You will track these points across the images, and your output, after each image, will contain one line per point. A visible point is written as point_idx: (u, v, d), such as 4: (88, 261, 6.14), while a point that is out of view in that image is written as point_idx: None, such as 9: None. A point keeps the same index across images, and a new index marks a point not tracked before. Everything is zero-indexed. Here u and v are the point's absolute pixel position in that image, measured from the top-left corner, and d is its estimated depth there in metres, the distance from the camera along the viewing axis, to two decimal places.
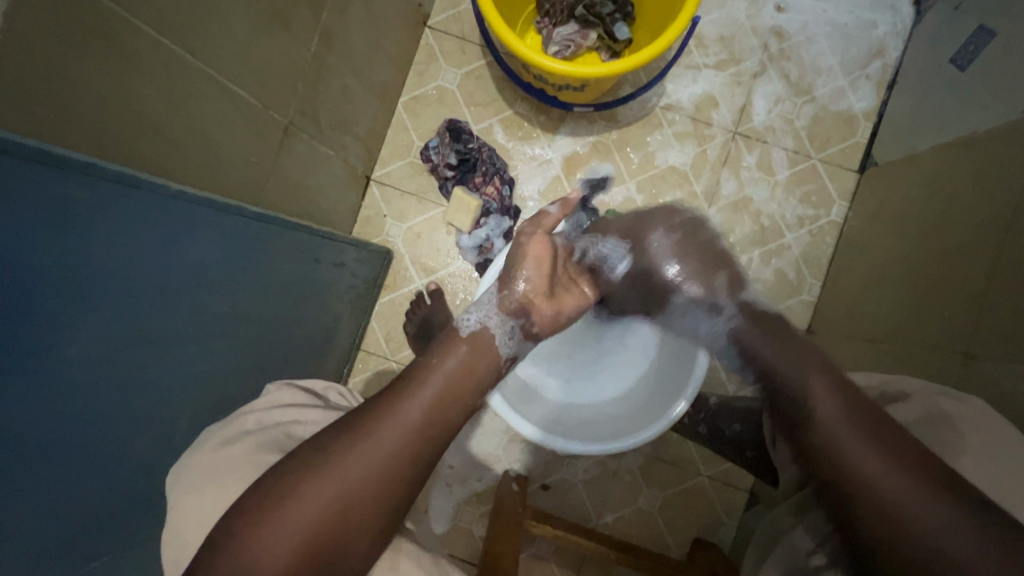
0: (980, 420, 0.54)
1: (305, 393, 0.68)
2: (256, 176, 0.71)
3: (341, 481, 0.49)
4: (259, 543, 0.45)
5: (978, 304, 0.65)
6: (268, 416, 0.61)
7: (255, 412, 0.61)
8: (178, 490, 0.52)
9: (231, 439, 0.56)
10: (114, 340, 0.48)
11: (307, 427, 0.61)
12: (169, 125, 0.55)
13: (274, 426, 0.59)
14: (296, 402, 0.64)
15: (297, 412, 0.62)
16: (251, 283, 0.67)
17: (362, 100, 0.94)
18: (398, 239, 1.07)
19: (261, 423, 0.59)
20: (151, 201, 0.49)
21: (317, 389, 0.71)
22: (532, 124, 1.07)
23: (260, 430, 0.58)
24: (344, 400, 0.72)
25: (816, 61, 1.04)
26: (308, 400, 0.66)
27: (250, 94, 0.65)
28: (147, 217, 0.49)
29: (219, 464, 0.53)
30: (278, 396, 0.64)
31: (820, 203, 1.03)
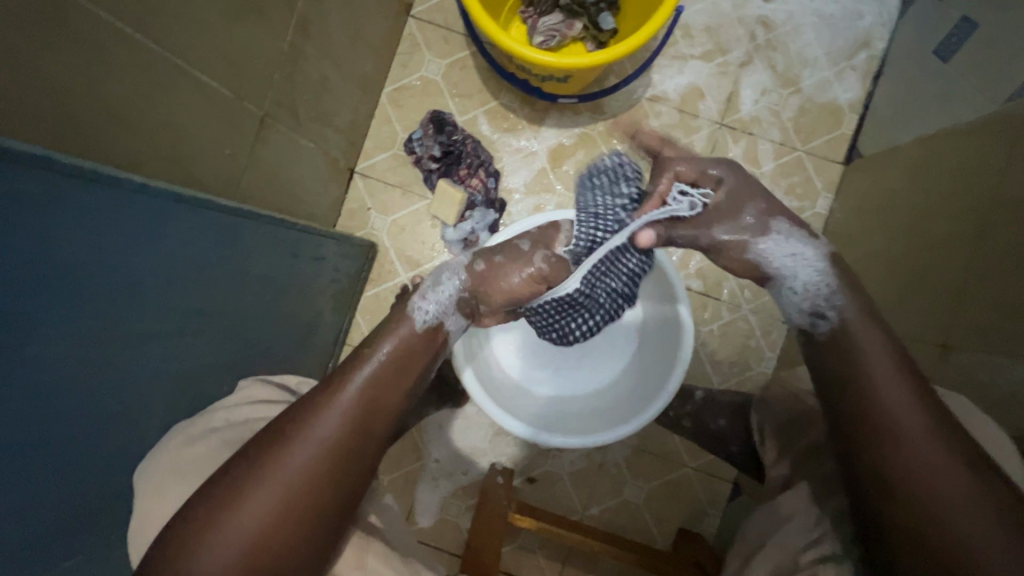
0: (956, 416, 0.54)
1: (277, 390, 0.67)
2: (231, 170, 0.70)
3: (280, 481, 0.48)
4: (211, 548, 0.44)
5: (958, 296, 0.65)
6: (235, 413, 0.60)
7: (224, 410, 0.60)
8: (148, 486, 0.52)
9: (194, 438, 0.55)
10: (84, 337, 0.47)
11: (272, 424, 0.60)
12: (137, 117, 0.53)
13: (241, 424, 0.59)
14: (267, 398, 0.64)
15: (265, 409, 0.61)
16: (225, 279, 0.66)
17: (343, 91, 0.93)
18: (382, 233, 1.06)
19: (227, 421, 0.58)
20: (120, 195, 0.48)
21: (290, 385, 0.71)
22: (517, 116, 1.06)
23: (230, 429, 0.57)
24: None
25: (801, 51, 1.04)
26: (280, 397, 0.66)
27: (223, 85, 0.63)
28: (115, 211, 0.48)
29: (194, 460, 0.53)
30: (248, 392, 0.64)
31: (805, 194, 1.03)
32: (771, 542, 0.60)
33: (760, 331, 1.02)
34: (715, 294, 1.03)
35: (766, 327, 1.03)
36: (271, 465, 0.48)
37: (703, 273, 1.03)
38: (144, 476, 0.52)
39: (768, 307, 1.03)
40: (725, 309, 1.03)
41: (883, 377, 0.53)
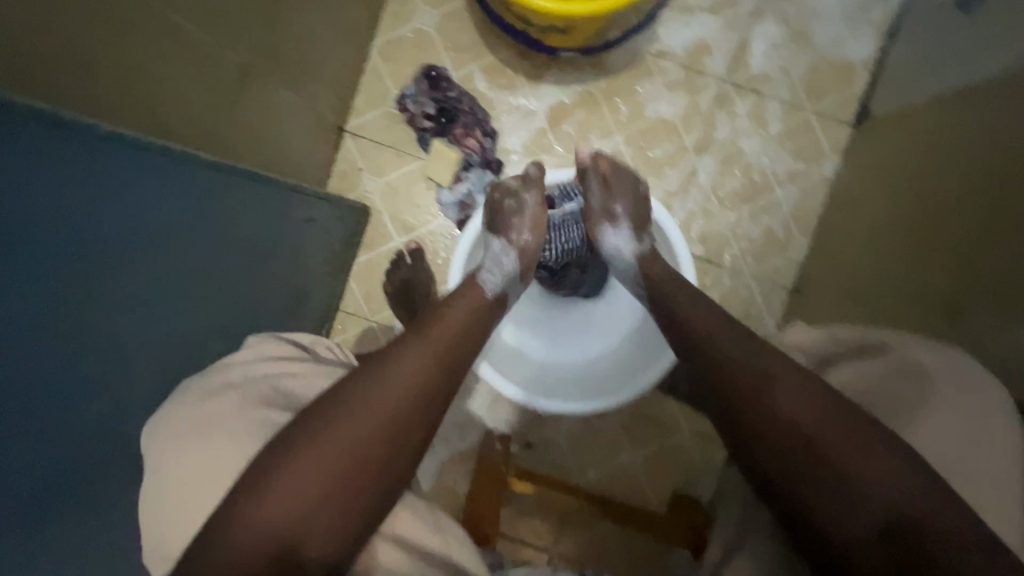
0: (950, 370, 0.52)
1: (292, 346, 0.61)
2: (212, 124, 0.65)
3: (366, 422, 0.51)
4: (303, 463, 0.48)
5: (968, 258, 0.64)
6: (252, 369, 0.56)
7: (235, 364, 0.56)
8: (166, 439, 0.50)
9: (213, 392, 0.53)
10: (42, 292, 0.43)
11: (295, 381, 0.57)
12: (110, 65, 0.49)
13: (261, 379, 0.56)
14: (282, 354, 0.59)
15: (283, 366, 0.58)
16: (208, 238, 0.62)
17: (331, 42, 0.87)
18: (374, 194, 1.02)
19: (246, 376, 0.55)
20: (69, 141, 0.44)
21: (304, 343, 0.63)
22: (515, 72, 1.00)
23: (243, 384, 0.54)
24: (334, 355, 0.64)
25: (814, 4, 0.99)
26: (295, 354, 0.60)
27: (201, 29, 0.58)
28: (66, 157, 0.44)
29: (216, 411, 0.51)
30: (260, 346, 0.59)
31: (812, 157, 1.00)
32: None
33: (760, 297, 1.01)
34: (716, 259, 1.01)
35: (767, 293, 1.01)
36: (359, 391, 0.53)
37: (705, 238, 1.01)
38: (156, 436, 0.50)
39: (770, 274, 1.01)
40: (726, 275, 1.01)
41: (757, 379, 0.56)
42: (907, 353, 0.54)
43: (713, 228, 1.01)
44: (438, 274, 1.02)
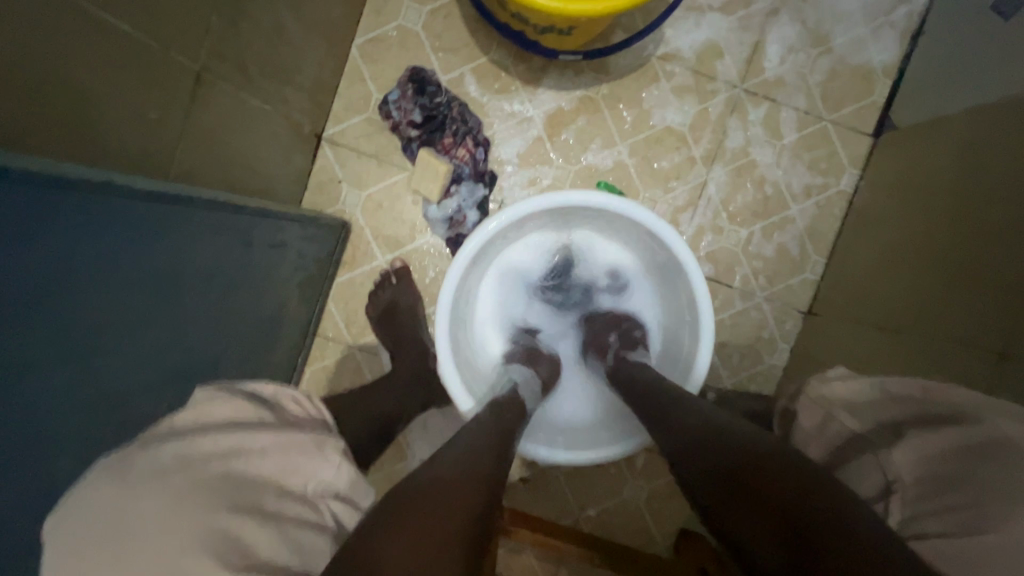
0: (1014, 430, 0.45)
1: (247, 404, 0.50)
2: (165, 142, 0.56)
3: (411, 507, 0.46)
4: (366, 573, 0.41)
5: (1018, 295, 0.56)
6: (195, 446, 0.43)
7: (174, 438, 0.43)
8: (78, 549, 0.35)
9: (162, 473, 0.39)
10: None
11: (251, 462, 0.45)
12: (37, 85, 0.40)
13: (211, 464, 0.42)
14: (234, 418, 0.47)
15: (237, 439, 0.45)
16: (159, 282, 0.53)
17: (306, 42, 0.78)
18: (356, 209, 0.93)
19: (188, 458, 0.41)
20: (7, 194, 0.36)
21: (264, 394, 0.53)
22: (510, 75, 0.92)
23: (192, 471, 0.41)
24: (303, 410, 0.54)
25: (834, 5, 0.91)
26: (254, 420, 0.48)
27: (144, 32, 0.49)
28: (6, 216, 0.36)
29: (147, 524, 0.36)
30: (206, 410, 0.47)
31: (829, 170, 0.93)
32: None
33: (774, 321, 0.94)
34: (726, 280, 0.94)
35: (781, 317, 0.94)
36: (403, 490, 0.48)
37: (715, 256, 0.94)
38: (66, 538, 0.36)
39: (784, 296, 0.94)
40: (737, 297, 0.94)
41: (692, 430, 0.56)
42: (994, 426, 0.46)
43: (723, 246, 0.94)
44: (426, 296, 0.94)
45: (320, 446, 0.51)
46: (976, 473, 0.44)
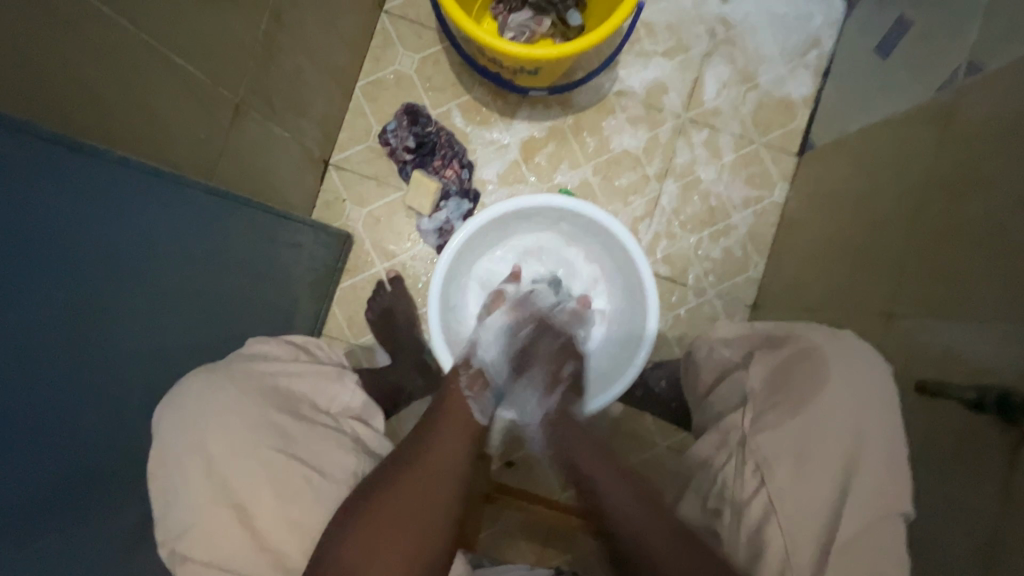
0: (846, 353, 0.62)
1: (288, 346, 0.73)
2: (207, 155, 0.70)
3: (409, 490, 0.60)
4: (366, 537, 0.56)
5: (901, 267, 0.70)
6: (255, 367, 0.65)
7: (242, 360, 0.66)
8: (185, 412, 0.57)
9: (236, 376, 0.62)
10: (54, 308, 0.47)
11: (291, 380, 0.67)
12: (109, 96, 0.54)
13: (265, 375, 0.65)
14: (277, 355, 0.70)
15: (279, 364, 0.68)
16: (203, 261, 0.68)
17: (318, 83, 0.94)
18: (358, 223, 1.07)
19: (250, 371, 0.64)
20: (79, 169, 0.49)
21: (300, 342, 0.75)
22: (489, 109, 1.09)
23: (251, 378, 0.63)
24: (328, 354, 0.76)
25: (757, 49, 1.10)
26: (291, 354, 0.71)
27: (199, 70, 0.64)
28: (78, 187, 0.49)
29: (222, 404, 0.58)
30: (259, 346, 0.70)
31: (763, 184, 1.09)
32: (703, 485, 0.67)
33: (724, 313, 1.07)
34: (681, 279, 1.08)
35: (730, 310, 1.08)
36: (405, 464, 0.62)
37: (670, 259, 1.08)
38: (179, 399, 0.58)
39: (731, 291, 1.08)
40: (692, 293, 1.08)
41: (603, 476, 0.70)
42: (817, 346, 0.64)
43: (677, 250, 1.08)
44: (418, 298, 1.07)
45: (339, 377, 0.71)
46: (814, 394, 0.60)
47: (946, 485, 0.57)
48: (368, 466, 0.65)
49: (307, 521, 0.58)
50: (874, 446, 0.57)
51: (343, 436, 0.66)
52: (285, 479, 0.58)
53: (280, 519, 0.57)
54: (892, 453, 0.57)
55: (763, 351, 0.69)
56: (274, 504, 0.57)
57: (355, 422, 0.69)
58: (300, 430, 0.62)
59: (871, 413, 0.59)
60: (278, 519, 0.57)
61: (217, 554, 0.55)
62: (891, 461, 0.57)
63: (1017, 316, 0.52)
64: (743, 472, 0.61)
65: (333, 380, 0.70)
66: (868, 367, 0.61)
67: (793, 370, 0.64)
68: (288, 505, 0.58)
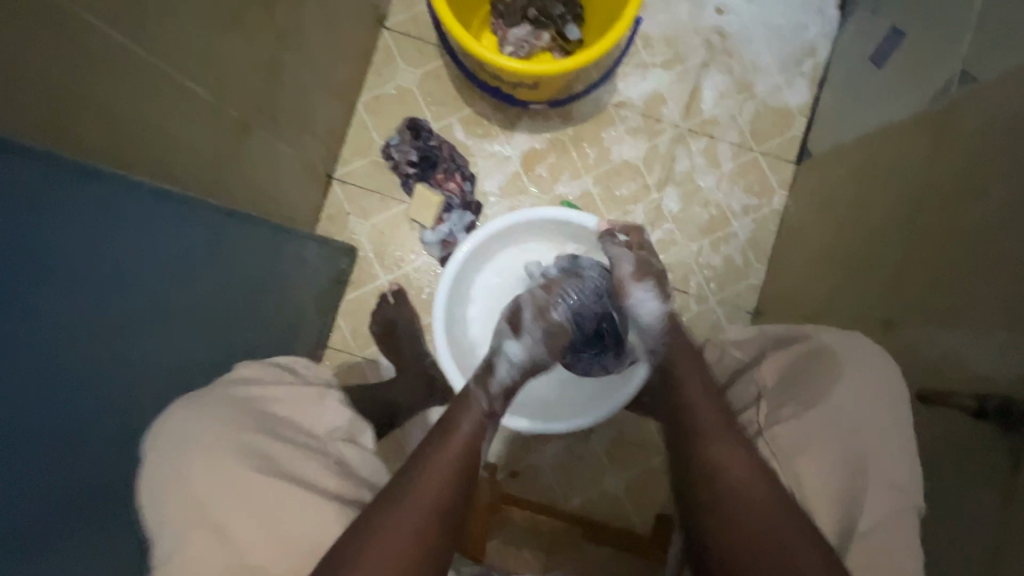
0: (848, 356, 0.63)
1: (276, 368, 0.71)
2: (214, 173, 0.72)
3: (410, 517, 0.59)
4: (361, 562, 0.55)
5: (899, 275, 0.71)
6: (240, 392, 0.64)
7: (228, 385, 0.65)
8: (168, 440, 0.58)
9: (219, 403, 0.62)
10: (66, 323, 0.48)
11: (281, 405, 0.66)
12: (121, 116, 0.55)
13: (250, 401, 0.64)
14: (264, 377, 0.68)
15: (265, 390, 0.66)
16: (211, 278, 0.69)
17: (321, 99, 0.95)
18: (361, 236, 1.09)
19: (237, 397, 0.64)
20: (87, 190, 0.50)
21: (289, 363, 0.74)
22: (490, 123, 1.10)
23: (235, 403, 0.63)
24: (314, 375, 0.74)
25: (754, 59, 1.11)
26: (279, 377, 0.69)
27: (206, 92, 0.66)
28: (87, 207, 0.50)
29: (202, 431, 0.58)
30: (249, 370, 0.68)
31: (762, 192, 1.10)
32: None
33: (725, 321, 1.08)
34: (683, 287, 1.09)
35: (731, 317, 1.08)
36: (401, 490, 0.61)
37: (671, 267, 1.09)
38: (165, 428, 0.58)
39: (732, 299, 1.09)
40: (693, 301, 1.09)
41: (696, 405, 0.69)
42: (818, 341, 0.66)
43: (677, 258, 1.09)
44: (422, 309, 1.08)
45: (322, 397, 0.69)
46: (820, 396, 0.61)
47: (949, 491, 0.57)
48: (350, 488, 0.64)
49: (294, 540, 0.58)
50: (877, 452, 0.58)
51: (327, 459, 0.64)
52: (272, 501, 0.58)
53: (263, 543, 0.57)
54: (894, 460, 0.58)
55: (777, 350, 0.70)
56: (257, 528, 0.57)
57: (344, 442, 0.68)
58: (283, 452, 0.61)
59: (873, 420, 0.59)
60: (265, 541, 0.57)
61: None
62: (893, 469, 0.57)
63: (1013, 324, 0.53)
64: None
65: (326, 399, 0.69)
66: (873, 370, 0.61)
67: (808, 368, 0.65)
68: (274, 527, 0.57)
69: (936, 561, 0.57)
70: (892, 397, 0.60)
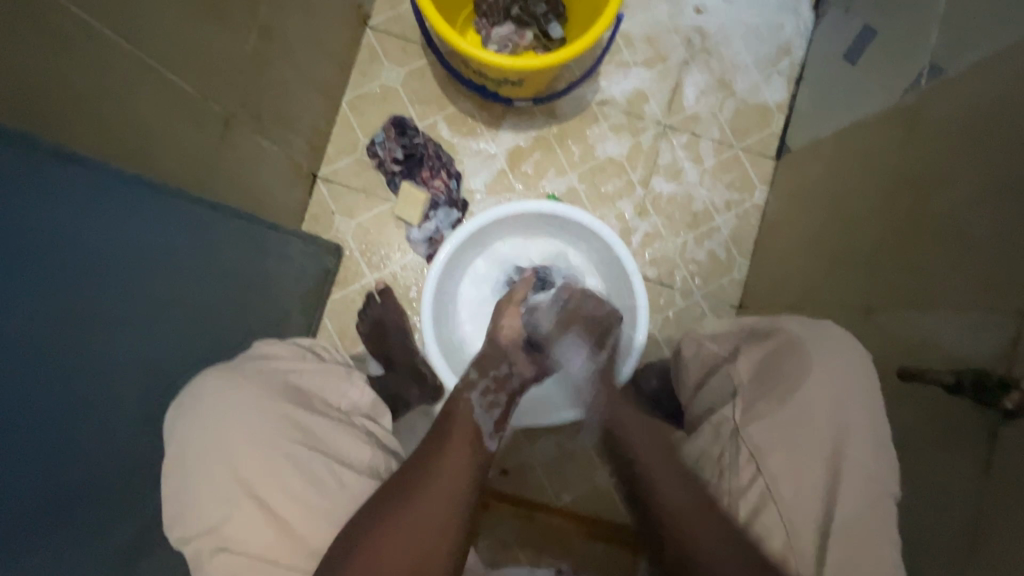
0: (825, 339, 0.64)
1: (293, 347, 0.72)
2: (198, 169, 0.71)
3: (419, 516, 0.58)
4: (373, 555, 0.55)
5: (878, 261, 0.73)
6: (263, 365, 0.66)
7: (250, 360, 0.66)
8: (198, 411, 0.58)
9: (246, 374, 0.63)
10: (43, 316, 0.47)
11: (301, 376, 0.68)
12: (101, 106, 0.54)
13: (277, 373, 0.66)
14: (282, 355, 0.69)
15: (291, 363, 0.68)
16: (197, 273, 0.68)
17: (305, 97, 0.95)
18: (347, 235, 1.08)
19: (262, 369, 0.65)
20: (66, 180, 0.49)
21: (307, 345, 0.75)
22: (475, 121, 1.11)
23: (265, 375, 0.64)
24: (331, 354, 0.76)
25: (732, 58, 1.14)
26: (298, 354, 0.71)
27: (190, 86, 0.65)
28: (65, 198, 0.49)
29: (237, 401, 0.59)
30: (268, 348, 0.70)
31: (743, 187, 1.12)
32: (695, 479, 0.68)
33: (711, 315, 1.10)
34: (669, 282, 1.10)
35: (716, 311, 1.10)
36: (411, 485, 0.60)
37: (657, 262, 1.11)
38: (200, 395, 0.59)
39: (717, 293, 1.10)
40: (679, 295, 1.10)
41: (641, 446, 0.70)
42: (787, 330, 0.67)
43: (662, 253, 1.11)
44: (409, 307, 1.07)
45: (347, 375, 0.71)
46: (791, 375, 0.63)
47: (927, 469, 0.59)
48: (382, 458, 0.65)
49: (329, 506, 0.58)
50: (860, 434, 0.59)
51: (356, 430, 0.66)
52: (308, 468, 0.59)
53: (302, 509, 0.57)
54: (875, 439, 0.59)
55: (748, 345, 0.70)
56: (293, 495, 0.57)
57: (366, 419, 0.69)
58: (317, 423, 0.63)
59: (854, 401, 0.61)
60: (301, 509, 0.57)
61: (247, 544, 0.55)
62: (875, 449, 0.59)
63: (986, 305, 0.55)
64: (739, 461, 0.61)
65: (343, 375, 0.71)
66: (842, 351, 0.63)
67: (775, 359, 0.66)
68: (312, 492, 0.58)
69: (922, 540, 0.58)
70: (862, 379, 0.62)
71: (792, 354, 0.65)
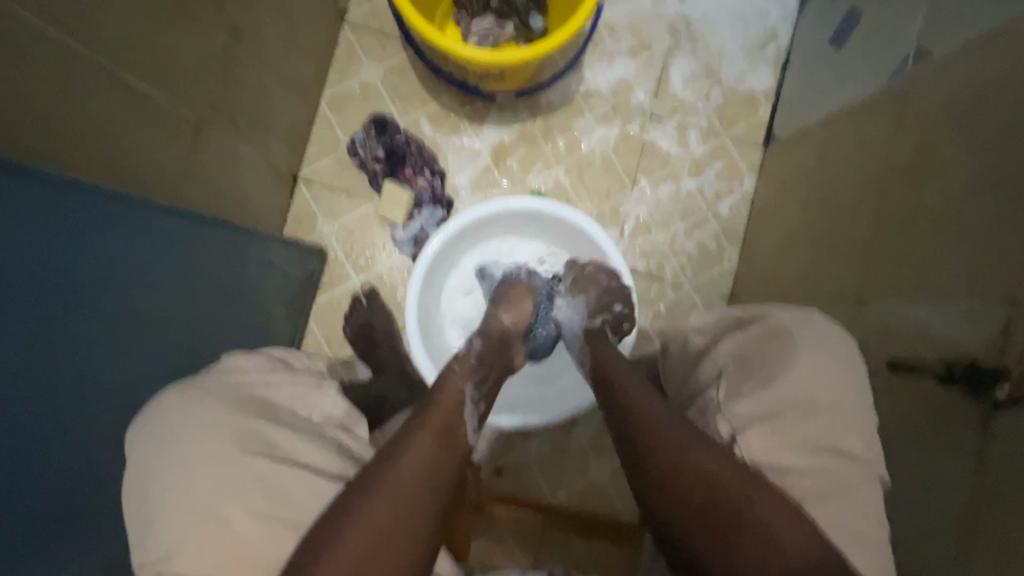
0: (811, 327, 0.64)
1: (266, 358, 0.70)
2: (171, 176, 0.68)
3: (404, 483, 0.59)
4: (358, 519, 0.54)
5: (867, 249, 0.72)
6: (229, 381, 0.64)
7: (216, 375, 0.64)
8: (157, 430, 0.56)
9: (204, 393, 0.60)
10: (7, 336, 0.44)
11: (268, 390, 0.66)
12: (63, 115, 0.52)
13: (241, 388, 0.64)
14: (254, 366, 0.67)
15: (260, 375, 0.66)
16: (173, 286, 0.65)
17: (282, 97, 0.93)
18: (331, 237, 1.06)
19: (223, 385, 0.63)
20: (30, 198, 0.46)
21: (279, 354, 0.73)
22: (458, 116, 1.08)
23: (230, 392, 0.62)
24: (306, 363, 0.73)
25: (718, 45, 1.12)
26: (268, 364, 0.69)
27: (161, 91, 0.63)
28: (22, 211, 0.46)
29: (196, 422, 0.57)
30: (236, 360, 0.67)
31: (732, 176, 1.11)
32: None
33: (703, 306, 1.09)
34: (659, 274, 1.09)
35: (707, 302, 1.09)
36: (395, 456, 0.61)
37: (646, 254, 1.09)
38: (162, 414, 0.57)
39: (709, 284, 1.09)
40: (669, 288, 1.09)
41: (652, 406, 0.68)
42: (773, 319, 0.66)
43: (651, 245, 1.10)
44: (396, 309, 1.05)
45: (320, 385, 0.69)
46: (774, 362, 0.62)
47: (921, 461, 0.58)
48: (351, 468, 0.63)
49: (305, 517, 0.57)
50: (854, 428, 0.58)
51: (326, 441, 0.64)
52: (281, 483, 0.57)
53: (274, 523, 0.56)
54: (869, 433, 0.58)
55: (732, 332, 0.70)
56: (264, 510, 0.55)
57: (340, 430, 0.67)
58: (283, 436, 0.60)
59: (847, 394, 0.59)
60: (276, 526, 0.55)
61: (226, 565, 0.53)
62: (868, 443, 0.58)
63: (980, 292, 0.54)
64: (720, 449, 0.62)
65: (314, 386, 0.68)
66: (826, 343, 0.62)
67: (761, 349, 0.65)
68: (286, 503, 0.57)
69: (919, 533, 0.58)
70: (849, 368, 0.61)
71: (780, 344, 0.64)
